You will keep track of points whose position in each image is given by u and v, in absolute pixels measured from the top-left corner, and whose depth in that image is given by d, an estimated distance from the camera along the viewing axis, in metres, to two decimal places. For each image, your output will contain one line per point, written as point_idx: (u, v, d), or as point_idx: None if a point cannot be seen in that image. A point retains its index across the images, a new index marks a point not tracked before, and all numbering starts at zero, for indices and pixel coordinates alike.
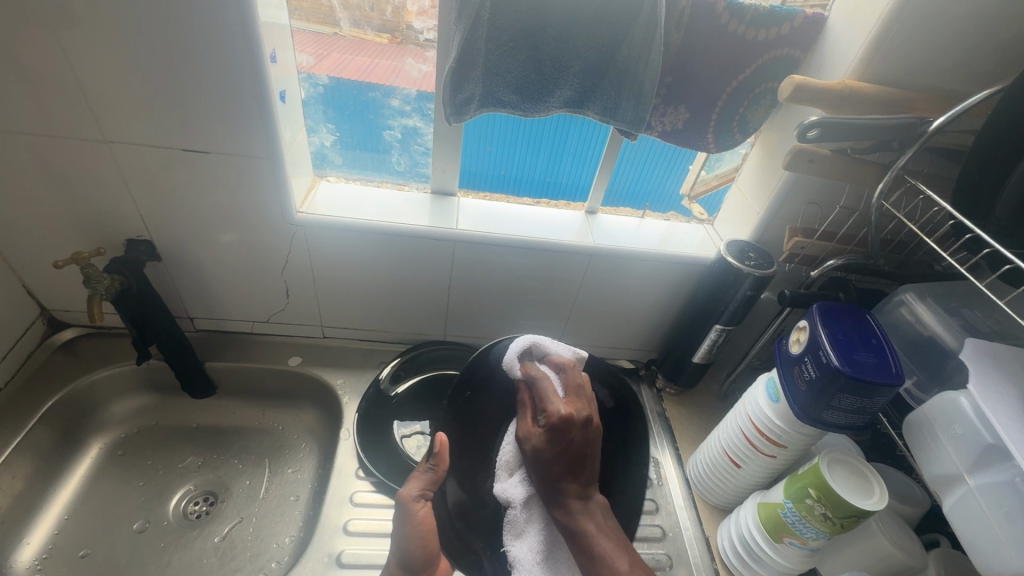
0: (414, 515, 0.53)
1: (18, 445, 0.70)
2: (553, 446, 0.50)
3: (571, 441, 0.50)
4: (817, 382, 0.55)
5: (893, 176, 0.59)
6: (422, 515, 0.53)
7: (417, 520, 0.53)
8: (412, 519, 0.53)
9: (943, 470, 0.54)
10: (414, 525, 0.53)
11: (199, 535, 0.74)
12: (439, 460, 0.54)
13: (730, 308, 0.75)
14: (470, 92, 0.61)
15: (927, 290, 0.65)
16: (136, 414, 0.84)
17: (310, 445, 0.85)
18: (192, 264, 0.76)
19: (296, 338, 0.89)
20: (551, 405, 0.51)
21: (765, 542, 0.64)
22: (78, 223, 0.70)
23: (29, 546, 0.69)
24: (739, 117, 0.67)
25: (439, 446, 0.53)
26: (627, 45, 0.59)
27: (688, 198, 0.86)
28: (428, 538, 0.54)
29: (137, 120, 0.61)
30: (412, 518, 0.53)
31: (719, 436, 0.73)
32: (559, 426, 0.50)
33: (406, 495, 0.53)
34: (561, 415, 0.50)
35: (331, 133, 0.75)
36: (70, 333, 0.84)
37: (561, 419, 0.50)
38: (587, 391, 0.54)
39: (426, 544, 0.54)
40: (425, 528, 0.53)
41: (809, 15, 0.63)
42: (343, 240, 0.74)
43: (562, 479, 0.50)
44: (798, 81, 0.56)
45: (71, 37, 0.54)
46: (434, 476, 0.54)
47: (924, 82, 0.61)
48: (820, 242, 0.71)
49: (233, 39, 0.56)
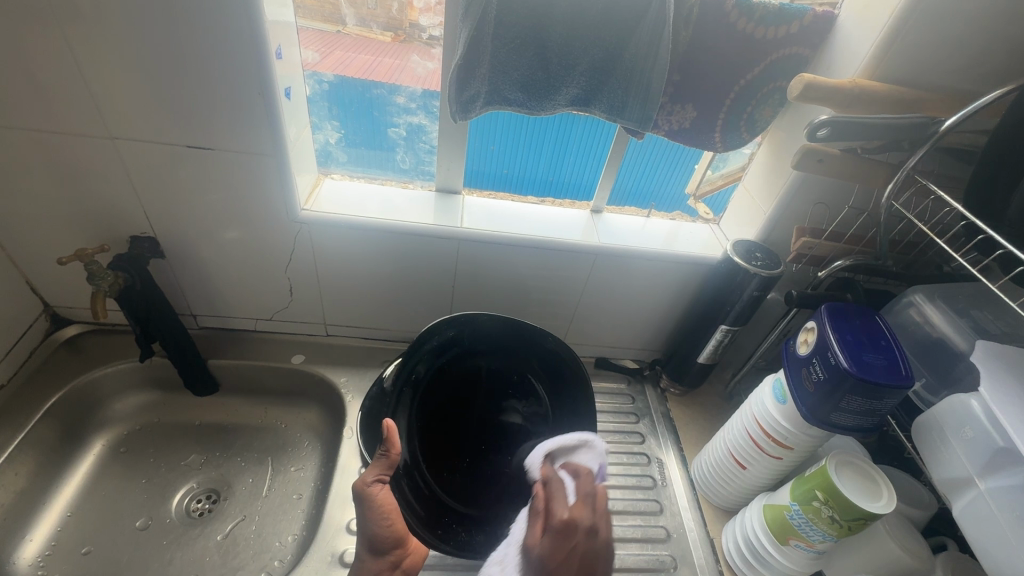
0: (372, 498, 0.53)
1: (21, 442, 0.70)
2: (556, 555, 0.45)
3: (575, 550, 0.46)
4: (826, 383, 0.54)
5: (903, 176, 0.58)
6: (381, 497, 0.54)
7: (378, 504, 0.54)
8: (372, 504, 0.53)
9: (954, 474, 0.53)
10: (375, 509, 0.54)
11: (201, 532, 0.74)
12: (389, 444, 0.54)
13: (736, 308, 0.74)
14: (476, 90, 0.60)
15: (937, 292, 0.65)
16: (139, 412, 0.84)
17: (313, 443, 0.84)
18: (196, 262, 0.76)
19: (299, 336, 0.89)
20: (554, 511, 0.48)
21: (771, 544, 0.64)
22: (81, 220, 0.70)
23: (32, 543, 0.69)
24: (747, 115, 0.67)
25: (387, 431, 0.54)
26: (634, 43, 0.59)
27: (693, 197, 0.85)
28: (390, 518, 0.55)
29: (141, 116, 0.60)
30: (372, 502, 0.53)
31: (724, 437, 0.72)
32: (563, 531, 0.47)
33: (361, 482, 0.54)
34: (562, 519, 0.47)
35: (336, 130, 0.75)
36: (74, 330, 0.84)
37: (564, 522, 0.47)
38: (598, 499, 0.49)
39: (390, 524, 0.55)
40: (389, 510, 0.54)
41: (819, 13, 0.62)
42: (347, 238, 0.74)
43: None
44: (808, 79, 0.55)
45: (76, 33, 0.54)
46: (389, 461, 0.55)
47: (935, 81, 0.60)
48: (829, 242, 0.70)
49: (239, 34, 0.55)
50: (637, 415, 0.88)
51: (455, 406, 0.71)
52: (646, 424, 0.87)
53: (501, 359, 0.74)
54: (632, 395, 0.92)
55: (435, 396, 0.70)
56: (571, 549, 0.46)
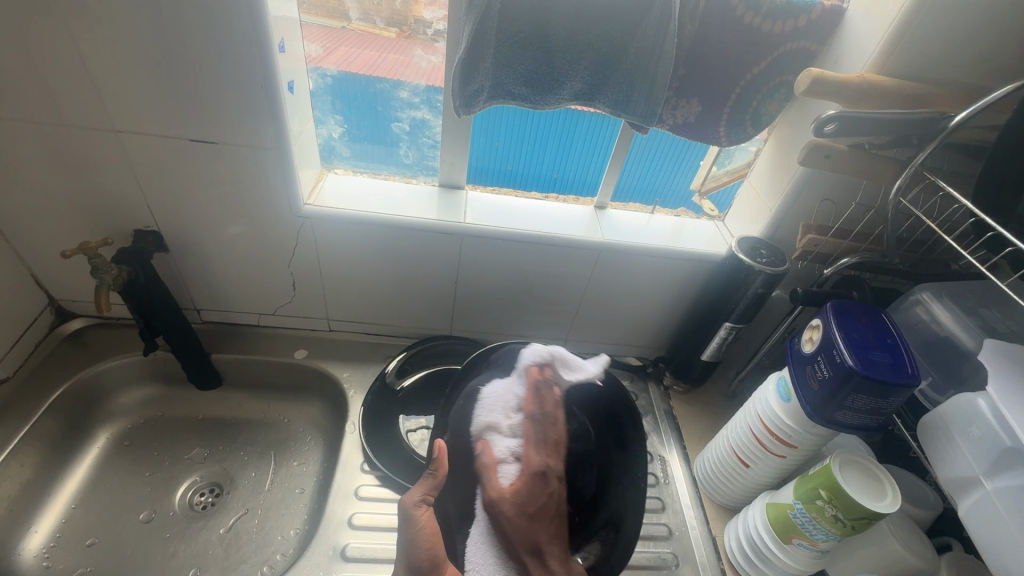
0: (417, 520, 0.51)
1: (26, 434, 0.71)
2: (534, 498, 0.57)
3: (547, 493, 0.58)
4: (831, 382, 0.54)
5: (911, 173, 0.57)
6: (425, 519, 0.52)
7: (421, 526, 0.51)
8: (414, 526, 0.51)
9: (961, 474, 0.53)
10: (418, 532, 0.51)
11: (204, 526, 0.74)
12: (439, 463, 0.55)
13: (740, 305, 0.74)
14: (480, 84, 0.60)
15: (944, 290, 0.64)
16: (143, 405, 0.84)
17: (315, 438, 0.85)
18: (200, 257, 0.76)
19: (302, 331, 0.89)
20: (534, 458, 0.58)
21: (773, 542, 0.64)
22: (86, 214, 0.70)
23: (37, 535, 0.69)
24: (752, 110, 0.66)
25: (438, 450, 0.56)
26: (639, 38, 0.58)
27: (697, 194, 0.85)
28: (430, 541, 0.51)
29: (143, 109, 0.60)
30: (416, 524, 0.51)
31: (727, 435, 0.72)
32: (537, 478, 0.58)
33: (408, 501, 0.52)
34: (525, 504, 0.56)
35: (339, 125, 0.75)
36: (78, 323, 0.84)
37: (539, 470, 0.58)
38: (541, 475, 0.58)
39: (429, 547, 0.50)
40: (429, 533, 0.51)
41: (827, 7, 0.61)
42: (350, 233, 0.74)
43: (543, 521, 0.57)
44: (816, 74, 0.55)
45: (78, 25, 0.54)
46: (435, 482, 0.54)
47: (944, 77, 0.59)
48: (835, 239, 0.69)
49: (242, 28, 0.55)
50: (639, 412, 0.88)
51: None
52: (648, 422, 0.86)
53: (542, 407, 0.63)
54: (636, 392, 0.91)
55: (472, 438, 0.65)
56: (542, 494, 0.57)
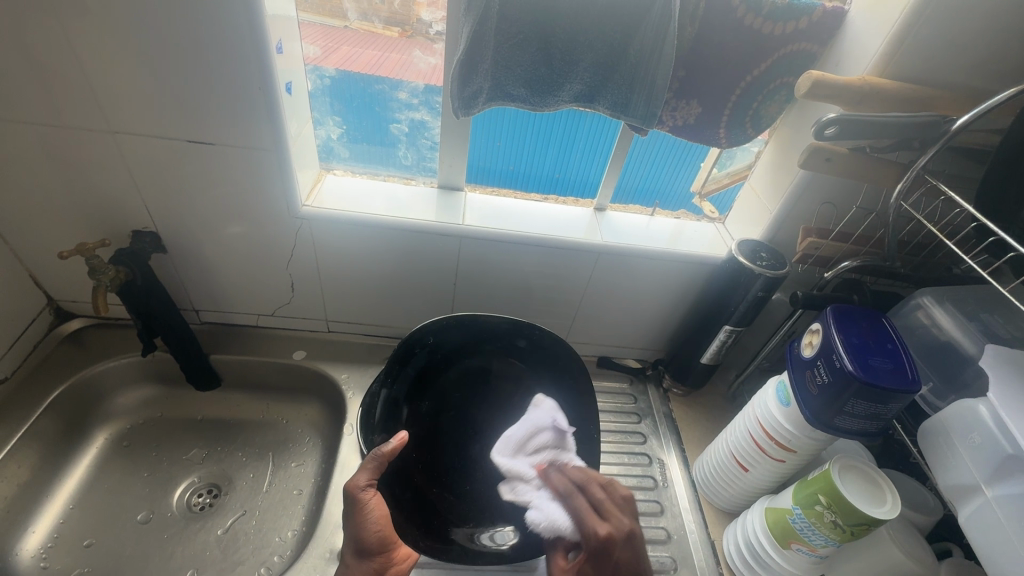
0: (364, 505, 0.55)
1: (23, 435, 0.71)
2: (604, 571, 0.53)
3: (617, 564, 0.52)
4: (830, 387, 0.54)
5: (912, 177, 0.57)
6: (372, 503, 0.55)
7: (368, 509, 0.55)
8: (360, 507, 0.55)
9: (961, 481, 0.52)
10: (364, 514, 0.55)
11: (202, 527, 0.74)
12: (389, 452, 0.57)
13: (740, 308, 0.73)
14: (478, 86, 0.60)
15: (945, 294, 0.64)
16: (142, 406, 0.84)
17: (314, 440, 0.84)
18: (198, 258, 0.76)
19: (301, 332, 0.89)
20: (591, 529, 0.54)
21: (771, 547, 0.63)
22: (83, 214, 0.70)
23: (34, 535, 0.69)
24: (753, 111, 0.65)
25: (395, 441, 0.57)
26: (639, 40, 0.58)
27: (698, 196, 0.84)
28: (377, 525, 0.54)
29: (141, 110, 0.60)
30: (363, 507, 0.55)
31: (726, 438, 0.72)
32: (601, 548, 0.53)
33: (353, 484, 0.55)
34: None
35: (338, 126, 0.74)
36: (76, 324, 0.84)
37: (602, 540, 0.53)
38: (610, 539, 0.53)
39: (376, 529, 0.54)
40: (377, 516, 0.55)
41: (828, 7, 0.61)
42: (348, 234, 0.74)
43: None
44: (817, 76, 0.54)
45: (75, 26, 0.54)
46: (381, 464, 0.57)
47: (948, 79, 0.59)
48: (835, 242, 0.69)
49: (239, 30, 0.55)
50: (639, 415, 0.87)
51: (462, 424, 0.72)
52: (648, 424, 0.86)
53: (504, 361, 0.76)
54: (635, 395, 0.91)
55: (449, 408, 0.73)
56: (614, 564, 0.52)
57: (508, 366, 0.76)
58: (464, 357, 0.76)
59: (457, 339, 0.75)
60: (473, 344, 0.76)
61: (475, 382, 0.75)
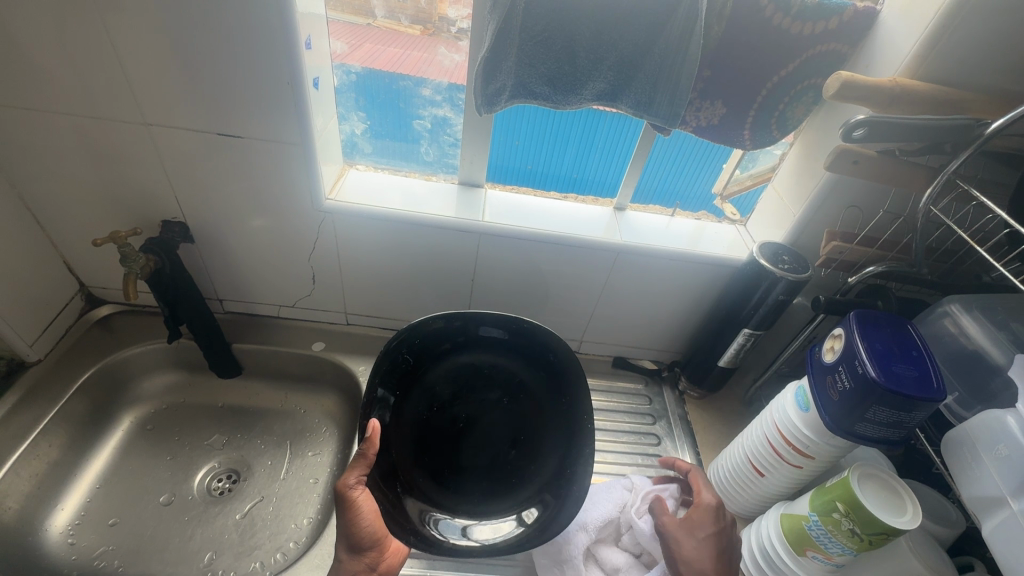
0: (354, 503, 0.53)
1: (56, 415, 0.73)
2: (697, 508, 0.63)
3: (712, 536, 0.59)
4: (851, 393, 0.53)
5: (943, 180, 0.55)
6: (362, 500, 0.54)
7: (358, 505, 0.54)
8: (352, 505, 0.53)
9: (988, 492, 0.51)
10: (355, 511, 0.53)
11: (221, 511, 0.76)
12: (370, 444, 0.54)
13: (759, 312, 0.73)
14: (502, 83, 0.60)
15: (974, 302, 0.62)
16: (167, 391, 0.87)
17: (331, 430, 0.86)
18: (224, 248, 0.78)
19: (320, 324, 0.90)
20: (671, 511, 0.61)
21: (786, 554, 0.62)
22: (117, 204, 0.72)
23: (63, 512, 0.72)
24: (778, 113, 0.65)
25: (370, 430, 0.54)
26: (664, 39, 0.58)
27: (720, 197, 0.83)
28: (369, 521, 0.54)
29: (175, 105, 0.62)
30: (353, 505, 0.53)
31: (744, 442, 0.71)
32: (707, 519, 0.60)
33: (343, 484, 0.53)
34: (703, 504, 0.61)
35: (362, 121, 0.75)
36: (107, 309, 0.87)
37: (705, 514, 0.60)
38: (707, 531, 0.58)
39: (369, 525, 0.54)
40: (368, 512, 0.54)
41: (859, 7, 0.60)
42: (370, 230, 0.75)
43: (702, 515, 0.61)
44: (846, 77, 0.54)
45: (116, 23, 0.55)
46: (367, 461, 0.54)
47: (982, 82, 0.57)
48: (861, 247, 0.68)
49: (271, 26, 0.56)
50: (653, 416, 0.87)
51: (454, 424, 0.65)
52: (662, 426, 0.86)
53: (492, 353, 0.66)
54: (650, 397, 0.91)
55: (435, 400, 0.64)
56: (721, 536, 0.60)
57: (501, 359, 0.66)
58: (453, 353, 0.65)
59: (443, 335, 0.65)
60: (463, 339, 0.65)
61: (465, 381, 0.66)
